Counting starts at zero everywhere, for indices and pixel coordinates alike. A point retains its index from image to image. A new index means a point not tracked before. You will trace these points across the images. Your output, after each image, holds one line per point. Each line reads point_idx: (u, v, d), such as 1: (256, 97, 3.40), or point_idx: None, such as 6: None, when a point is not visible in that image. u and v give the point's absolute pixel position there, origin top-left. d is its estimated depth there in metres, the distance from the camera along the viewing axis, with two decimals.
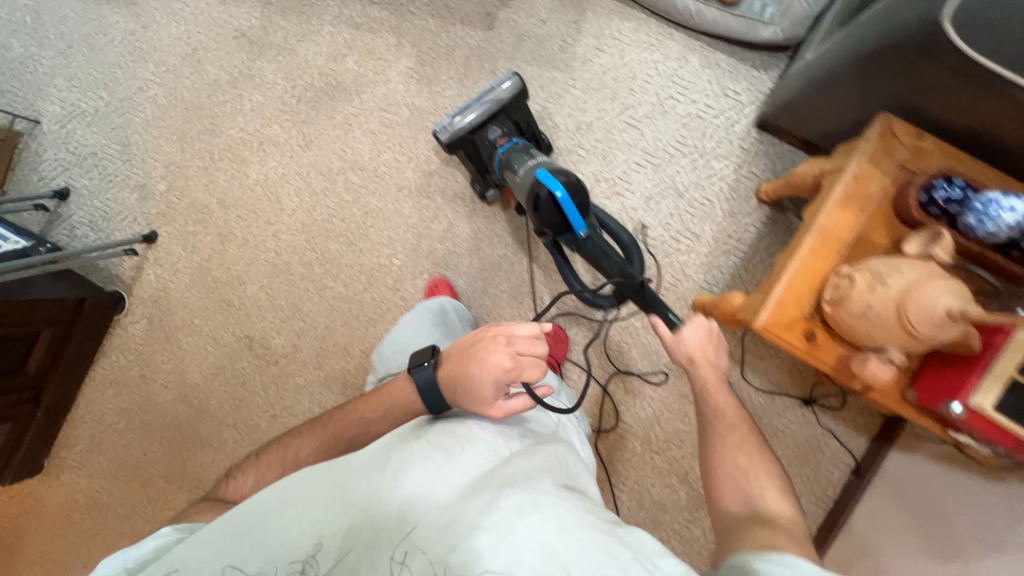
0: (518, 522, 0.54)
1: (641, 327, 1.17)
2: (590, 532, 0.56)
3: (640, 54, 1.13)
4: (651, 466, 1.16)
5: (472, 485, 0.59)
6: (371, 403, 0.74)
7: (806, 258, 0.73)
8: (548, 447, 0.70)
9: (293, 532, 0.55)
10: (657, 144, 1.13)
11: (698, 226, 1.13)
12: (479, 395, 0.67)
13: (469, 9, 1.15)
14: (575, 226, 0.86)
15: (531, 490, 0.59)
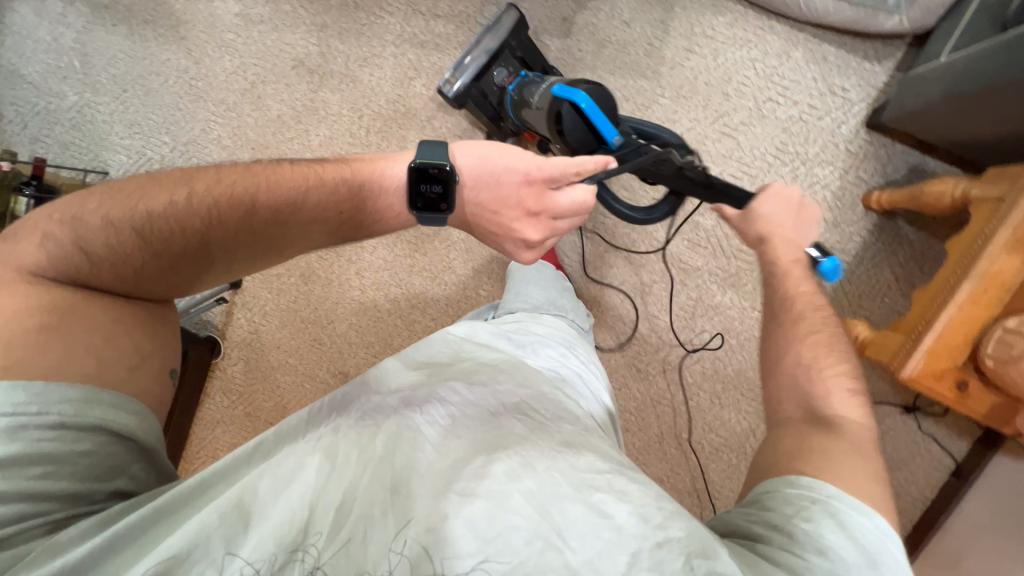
0: (511, 488, 0.45)
1: (738, 344, 1.13)
2: (587, 491, 0.45)
3: (736, 53, 1.03)
4: None
5: (463, 448, 0.51)
6: (348, 193, 0.62)
7: (963, 307, 0.70)
8: (555, 412, 0.62)
9: (279, 511, 0.47)
10: (754, 153, 1.06)
11: None
12: (502, 238, 0.71)
13: (544, 15, 1.05)
14: (608, 135, 0.74)
15: (526, 452, 0.50)
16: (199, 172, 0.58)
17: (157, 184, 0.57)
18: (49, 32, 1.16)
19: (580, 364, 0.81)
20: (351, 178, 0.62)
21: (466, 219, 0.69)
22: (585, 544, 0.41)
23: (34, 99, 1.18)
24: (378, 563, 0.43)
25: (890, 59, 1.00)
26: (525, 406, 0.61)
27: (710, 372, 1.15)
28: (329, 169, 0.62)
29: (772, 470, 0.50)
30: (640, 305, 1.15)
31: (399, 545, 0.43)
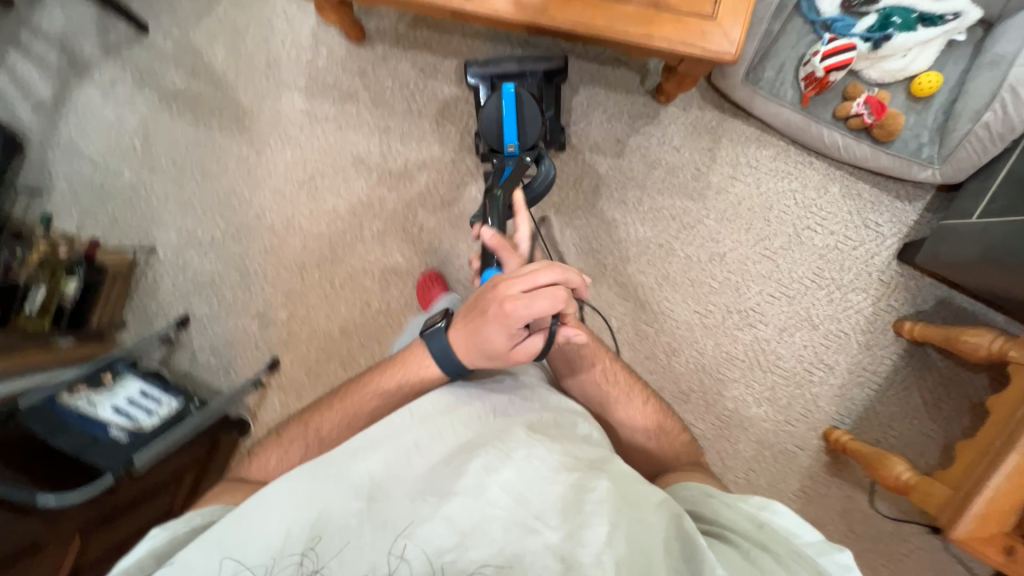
0: (490, 482, 0.55)
1: (772, 455, 1.14)
2: (558, 478, 0.57)
3: (778, 183, 1.10)
4: None
5: (453, 453, 0.59)
6: (389, 375, 0.69)
7: (1011, 476, 0.73)
8: (539, 399, 0.68)
9: (270, 533, 0.53)
10: (792, 276, 1.11)
11: (832, 357, 1.12)
12: (497, 342, 0.61)
13: (599, 135, 1.11)
14: (508, 137, 0.93)
15: (506, 448, 0.58)
16: (291, 425, 0.70)
17: (275, 437, 0.69)
18: (114, 114, 1.18)
19: None
20: (387, 367, 0.69)
21: (463, 329, 0.64)
22: (561, 525, 0.53)
23: (89, 174, 1.19)
24: (377, 564, 0.50)
25: (919, 200, 1.07)
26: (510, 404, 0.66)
27: (744, 483, 1.14)
28: (382, 375, 0.69)
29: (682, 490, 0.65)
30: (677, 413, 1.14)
31: (396, 549, 0.51)
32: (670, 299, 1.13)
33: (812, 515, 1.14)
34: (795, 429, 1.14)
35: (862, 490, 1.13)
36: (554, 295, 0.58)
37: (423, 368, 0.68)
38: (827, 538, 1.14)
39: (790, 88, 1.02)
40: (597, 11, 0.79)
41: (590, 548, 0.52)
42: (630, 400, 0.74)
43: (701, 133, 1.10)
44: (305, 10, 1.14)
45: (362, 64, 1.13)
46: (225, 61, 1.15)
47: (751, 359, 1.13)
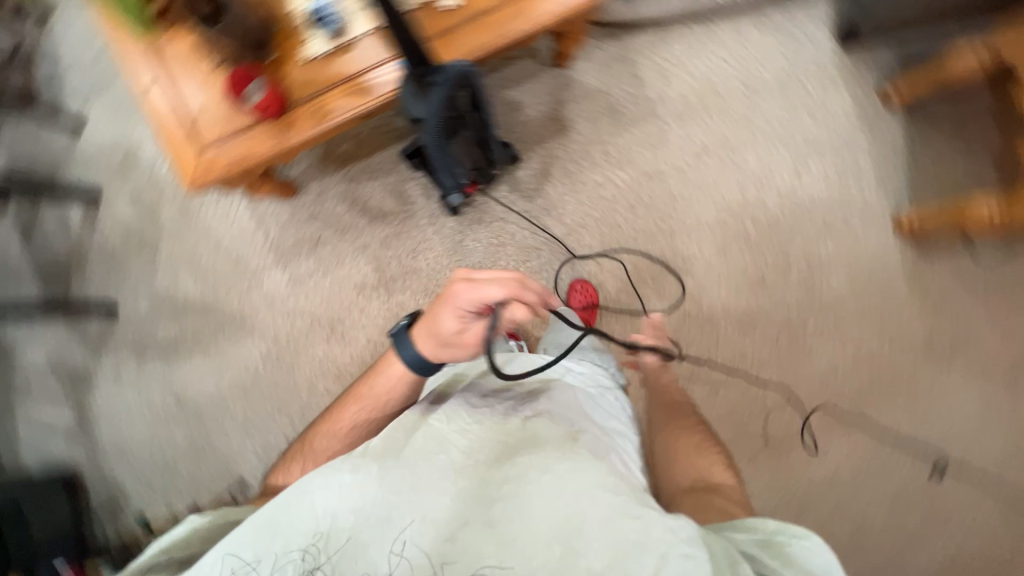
0: (535, 491, 0.52)
1: (868, 274, 1.14)
2: (605, 491, 0.52)
3: (703, 60, 1.13)
4: (955, 380, 1.12)
5: (499, 453, 0.57)
6: (369, 379, 0.71)
7: None
8: (574, 415, 0.65)
9: (305, 524, 0.53)
10: (771, 122, 1.13)
11: (853, 161, 1.13)
12: (447, 324, 0.64)
13: (537, 127, 1.15)
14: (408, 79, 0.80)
15: (548, 457, 0.56)
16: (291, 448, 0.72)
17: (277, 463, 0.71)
18: (136, 395, 1.19)
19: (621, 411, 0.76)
20: (366, 383, 0.71)
21: (426, 321, 0.67)
22: (604, 548, 0.48)
23: (150, 459, 1.19)
24: (381, 565, 0.50)
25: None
26: (545, 408, 0.65)
27: (862, 313, 1.14)
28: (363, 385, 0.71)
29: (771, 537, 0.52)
30: (765, 297, 1.14)
31: (398, 547, 0.50)
32: (690, 212, 1.15)
33: (937, 299, 1.13)
34: (870, 240, 1.14)
35: (961, 249, 1.13)
36: (507, 284, 0.61)
37: (387, 372, 0.70)
38: (965, 308, 1.13)
39: None
40: (481, 31, 0.81)
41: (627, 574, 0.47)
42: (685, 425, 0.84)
43: (615, 66, 1.14)
44: (233, 201, 1.17)
45: (309, 210, 1.16)
46: (198, 287, 1.18)
47: (790, 211, 1.14)
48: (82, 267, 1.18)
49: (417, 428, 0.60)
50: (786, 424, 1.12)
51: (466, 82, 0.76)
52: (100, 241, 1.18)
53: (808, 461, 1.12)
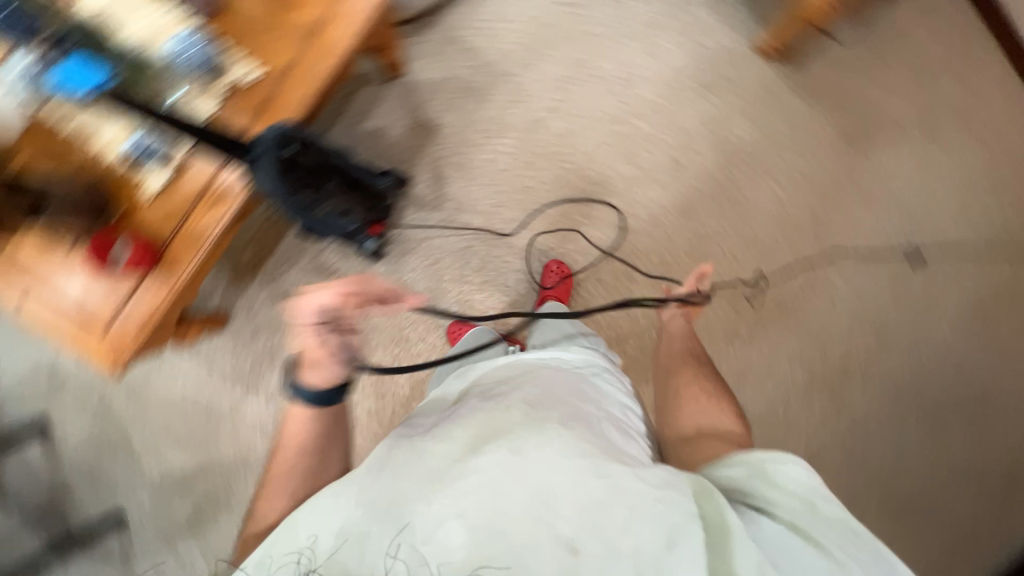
0: (514, 477, 0.48)
1: (762, 107, 1.18)
2: (579, 461, 0.50)
3: (519, 4, 1.16)
4: (873, 154, 1.20)
5: (478, 441, 0.52)
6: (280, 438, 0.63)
7: None
8: (564, 394, 0.61)
9: (294, 543, 0.50)
10: (606, 24, 1.17)
11: (694, 19, 1.17)
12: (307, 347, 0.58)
13: (410, 140, 1.15)
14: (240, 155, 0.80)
15: (522, 439, 0.51)
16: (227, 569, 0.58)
17: None
18: None
19: (614, 380, 0.73)
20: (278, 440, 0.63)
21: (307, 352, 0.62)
22: (580, 517, 0.46)
23: None
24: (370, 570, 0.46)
25: None
26: (530, 390, 0.60)
27: (773, 143, 1.19)
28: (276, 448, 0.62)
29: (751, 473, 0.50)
30: (688, 175, 1.17)
31: (390, 550, 0.46)
32: (584, 138, 1.17)
33: (824, 95, 1.20)
34: (747, 76, 1.18)
35: (819, 44, 1.20)
36: (333, 283, 0.54)
37: (291, 416, 0.63)
38: (849, 91, 1.20)
39: None
40: (296, 84, 0.80)
41: (604, 536, 0.45)
42: (694, 372, 0.82)
43: (447, 51, 1.15)
44: (179, 357, 1.15)
45: (250, 327, 1.15)
46: (188, 452, 1.14)
47: (666, 89, 1.17)
48: (72, 495, 1.14)
49: (394, 443, 0.56)
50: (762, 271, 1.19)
51: (290, 136, 0.75)
52: (75, 462, 1.14)
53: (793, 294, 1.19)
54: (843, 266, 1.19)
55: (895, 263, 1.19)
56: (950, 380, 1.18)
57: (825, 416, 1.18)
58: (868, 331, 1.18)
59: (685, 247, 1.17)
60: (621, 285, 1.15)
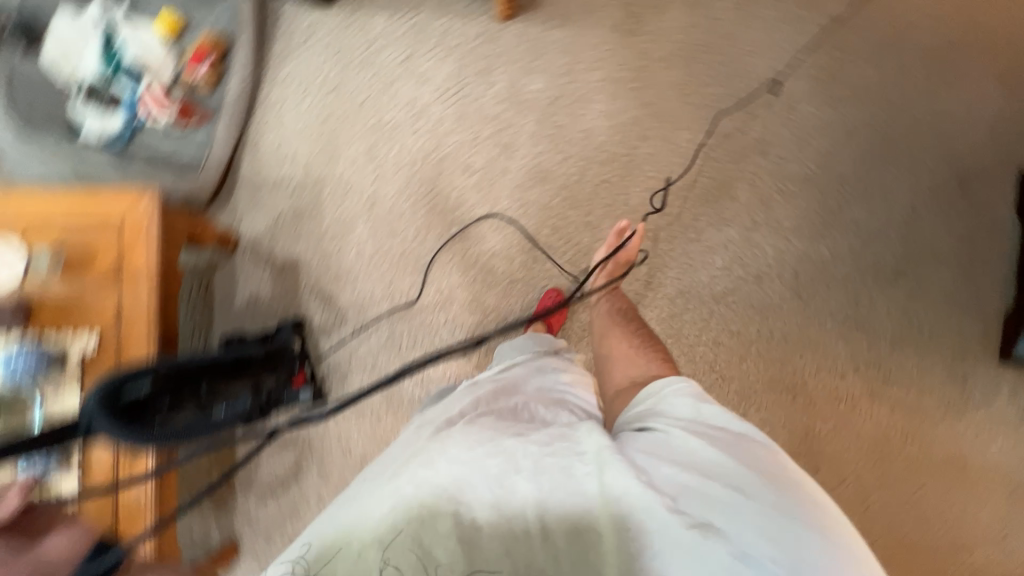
0: (434, 477, 0.66)
1: (537, 57, 1.25)
2: (483, 449, 0.68)
3: (290, 117, 1.20)
4: (646, 30, 1.28)
5: (405, 465, 0.70)
6: None
7: None
8: (480, 403, 0.79)
9: None
10: (372, 83, 1.22)
11: (436, 31, 1.24)
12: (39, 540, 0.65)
13: (283, 286, 1.17)
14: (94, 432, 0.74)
15: (438, 451, 0.69)
16: None
17: None
18: None
19: (540, 367, 0.90)
20: None
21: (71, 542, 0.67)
22: (490, 491, 0.65)
23: None
24: None
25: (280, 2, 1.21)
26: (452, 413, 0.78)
27: (566, 77, 1.26)
28: None
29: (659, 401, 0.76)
30: (521, 149, 1.23)
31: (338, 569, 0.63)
32: (420, 182, 1.21)
33: (578, 13, 1.27)
34: (508, 44, 1.25)
35: None
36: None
37: None
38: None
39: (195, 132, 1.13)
40: (135, 323, 0.81)
41: (507, 498, 0.64)
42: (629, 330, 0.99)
43: (261, 195, 1.18)
44: None
45: (261, 535, 1.14)
46: None
47: (456, 99, 1.23)
48: None
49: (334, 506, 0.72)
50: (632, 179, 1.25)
51: (121, 383, 0.70)
52: None
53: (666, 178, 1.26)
54: (688, 128, 1.28)
55: (723, 97, 1.30)
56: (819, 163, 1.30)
57: (761, 247, 1.27)
58: (740, 161, 1.29)
59: (560, 205, 1.23)
60: (532, 272, 1.20)
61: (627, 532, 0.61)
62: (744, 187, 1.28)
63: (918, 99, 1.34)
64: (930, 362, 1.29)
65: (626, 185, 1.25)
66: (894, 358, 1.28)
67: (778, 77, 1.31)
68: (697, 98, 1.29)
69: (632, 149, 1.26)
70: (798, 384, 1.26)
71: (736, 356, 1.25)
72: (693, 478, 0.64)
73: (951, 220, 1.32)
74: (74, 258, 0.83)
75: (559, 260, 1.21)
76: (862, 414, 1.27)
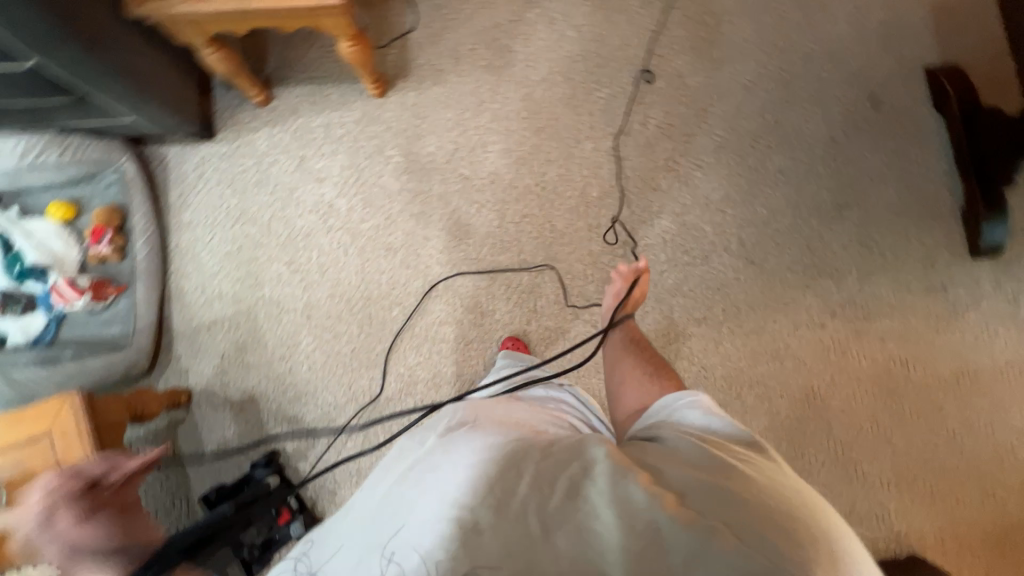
0: (422, 498, 0.60)
1: (424, 121, 1.26)
2: (474, 465, 0.61)
3: (206, 257, 1.20)
4: (517, 59, 1.29)
5: (393, 489, 0.65)
6: None
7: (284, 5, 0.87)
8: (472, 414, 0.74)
9: None
10: (275, 198, 1.23)
11: (320, 129, 1.25)
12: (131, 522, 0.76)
13: (247, 424, 1.15)
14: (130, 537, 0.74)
15: (428, 469, 0.64)
16: None
17: None
18: None
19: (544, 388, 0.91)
20: None
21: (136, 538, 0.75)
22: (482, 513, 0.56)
23: None
24: None
25: (159, 150, 1.21)
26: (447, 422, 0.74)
27: (458, 130, 1.26)
28: None
29: (683, 421, 0.70)
30: (437, 213, 1.23)
31: None
32: (350, 277, 1.20)
33: (450, 66, 1.28)
34: (392, 117, 1.26)
35: (406, 43, 1.28)
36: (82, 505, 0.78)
37: None
38: (458, 44, 1.29)
39: (108, 303, 1.12)
40: None
41: (501, 520, 0.55)
42: (636, 358, 0.92)
43: (200, 341, 1.17)
44: None
45: None
46: None
47: (360, 187, 1.23)
48: None
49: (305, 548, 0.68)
50: (551, 204, 1.24)
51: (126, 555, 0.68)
52: None
53: (584, 191, 1.26)
54: (590, 137, 1.28)
55: (613, 97, 1.29)
56: (728, 126, 1.30)
57: (699, 227, 1.25)
58: (651, 151, 1.28)
59: (491, 254, 1.22)
60: (486, 327, 1.19)
61: (635, 533, 0.52)
62: (663, 174, 1.27)
63: (801, 34, 1.34)
64: (904, 281, 1.25)
65: (547, 212, 1.24)
66: (868, 289, 1.25)
67: (661, 60, 1.31)
68: (589, 106, 1.29)
69: (543, 176, 1.26)
70: (783, 347, 1.22)
71: (711, 341, 1.22)
72: (713, 489, 0.57)
73: (876, 138, 1.30)
74: (11, 493, 0.82)
75: (505, 307, 1.20)
76: (856, 355, 1.22)
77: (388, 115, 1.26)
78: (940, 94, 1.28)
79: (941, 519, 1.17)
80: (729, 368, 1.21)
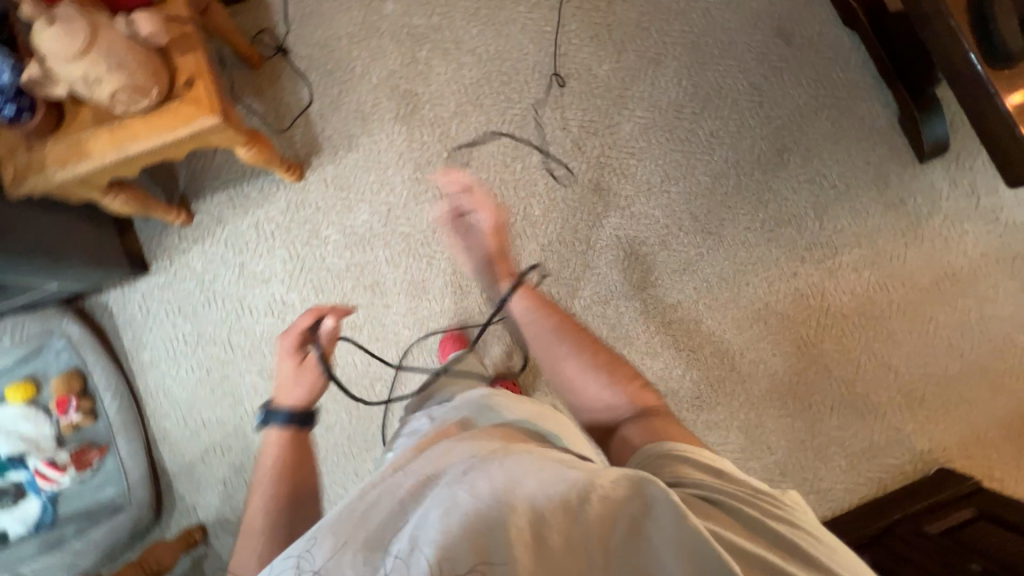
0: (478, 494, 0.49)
1: (349, 191, 1.24)
2: (540, 482, 0.51)
3: (177, 390, 1.18)
4: (423, 102, 1.27)
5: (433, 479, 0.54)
6: None
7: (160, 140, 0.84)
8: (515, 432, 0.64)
9: None
10: (227, 311, 1.20)
11: (249, 230, 1.22)
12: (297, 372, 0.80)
13: None
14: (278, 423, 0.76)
15: (484, 466, 0.53)
16: None
17: None
18: None
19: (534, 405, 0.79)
20: None
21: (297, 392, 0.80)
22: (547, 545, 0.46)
23: None
24: None
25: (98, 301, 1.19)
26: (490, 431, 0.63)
27: (385, 189, 1.24)
28: None
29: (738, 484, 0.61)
30: (389, 279, 1.21)
31: None
32: None
33: (359, 129, 1.25)
34: (317, 197, 1.23)
35: (308, 119, 1.25)
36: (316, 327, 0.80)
37: None
38: (360, 104, 1.26)
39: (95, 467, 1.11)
40: None
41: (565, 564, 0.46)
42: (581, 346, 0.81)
43: (195, 476, 1.15)
44: None
45: None
46: None
47: (305, 276, 1.21)
48: None
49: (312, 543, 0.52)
50: None
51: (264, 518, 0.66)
52: None
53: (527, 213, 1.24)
54: (517, 158, 1.25)
55: (527, 111, 1.27)
56: (648, 105, 1.28)
57: (648, 215, 1.24)
58: (581, 152, 1.26)
59: (455, 303, 1.20)
60: None
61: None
62: (599, 172, 1.25)
63: None
64: (862, 206, 1.24)
65: None
66: (829, 225, 1.24)
67: (564, 58, 1.29)
68: (507, 127, 1.26)
69: None
70: (763, 306, 1.22)
71: (692, 323, 1.21)
72: (773, 554, 0.53)
73: (796, 73, 1.28)
74: None
75: (483, 350, 1.19)
76: (835, 293, 1.22)
77: (312, 196, 1.23)
78: (845, 12, 1.26)
79: (960, 429, 1.18)
80: (718, 343, 1.21)
